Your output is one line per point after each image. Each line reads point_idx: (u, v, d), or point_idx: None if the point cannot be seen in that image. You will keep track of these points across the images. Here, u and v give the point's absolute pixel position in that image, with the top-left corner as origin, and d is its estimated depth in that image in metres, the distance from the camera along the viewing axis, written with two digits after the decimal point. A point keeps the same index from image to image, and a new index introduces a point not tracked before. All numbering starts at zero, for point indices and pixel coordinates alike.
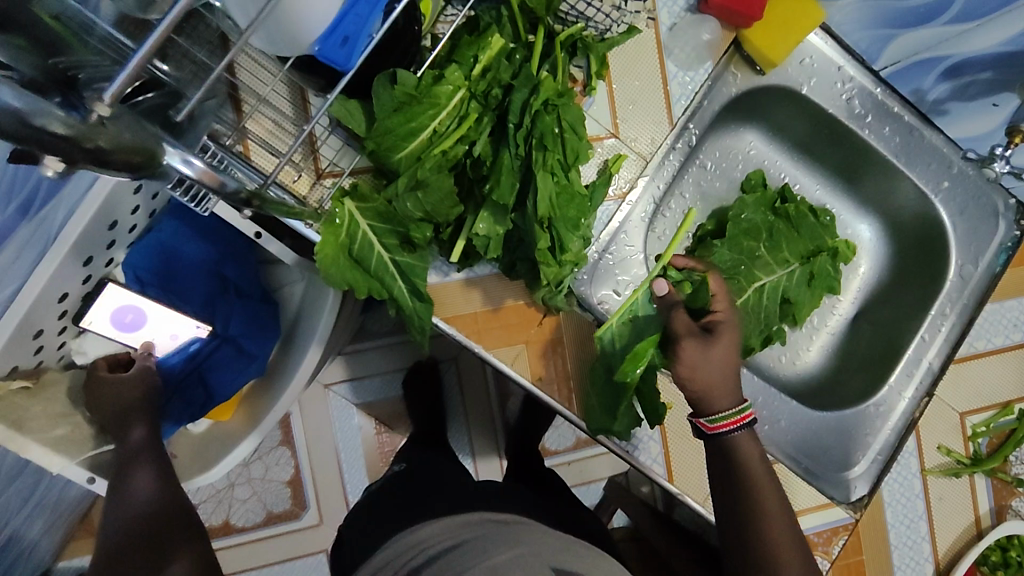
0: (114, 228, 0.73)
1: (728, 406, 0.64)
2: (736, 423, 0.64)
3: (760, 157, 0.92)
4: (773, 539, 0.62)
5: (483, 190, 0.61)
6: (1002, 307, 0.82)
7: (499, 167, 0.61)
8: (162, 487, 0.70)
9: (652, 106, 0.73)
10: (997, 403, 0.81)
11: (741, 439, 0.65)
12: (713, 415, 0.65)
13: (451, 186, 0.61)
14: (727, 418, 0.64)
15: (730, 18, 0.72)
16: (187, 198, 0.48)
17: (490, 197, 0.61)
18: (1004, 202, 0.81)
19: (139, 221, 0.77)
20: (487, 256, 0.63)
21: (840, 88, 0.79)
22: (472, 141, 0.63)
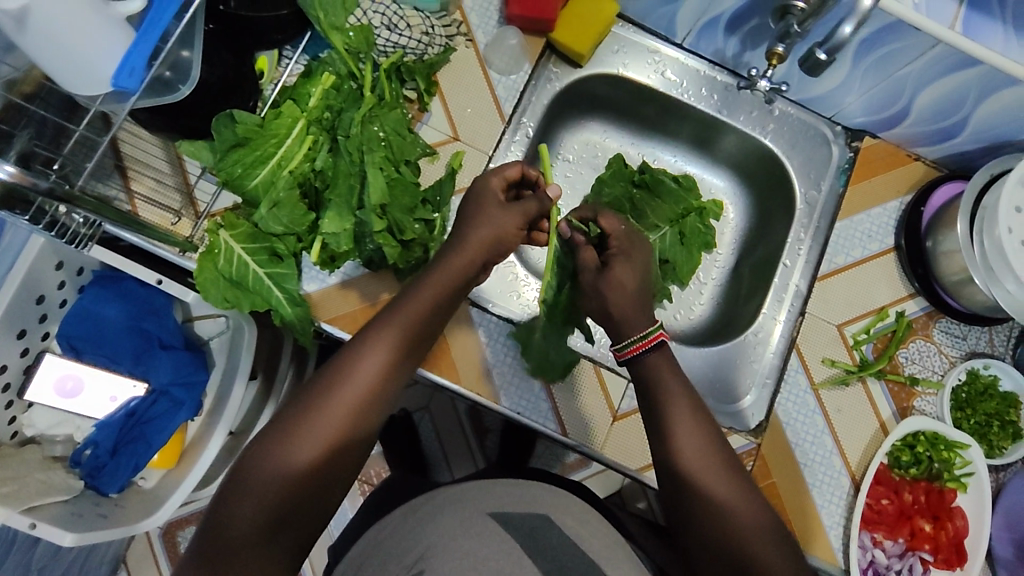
0: (41, 303, 0.85)
1: (638, 329, 0.69)
2: (645, 345, 0.69)
3: (617, 142, 1.02)
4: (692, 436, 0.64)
5: (327, 196, 0.71)
6: (853, 223, 0.87)
7: (339, 173, 0.71)
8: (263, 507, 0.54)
9: (485, 109, 0.85)
10: (873, 309, 0.85)
11: (657, 359, 0.69)
12: (625, 345, 0.70)
13: (300, 201, 0.72)
14: (635, 343, 0.69)
15: (533, 24, 0.85)
16: (66, 239, 0.67)
17: (334, 199, 0.71)
18: (830, 130, 0.91)
19: (70, 296, 0.89)
20: (342, 251, 0.71)
21: (652, 65, 0.91)
22: (315, 158, 0.74)
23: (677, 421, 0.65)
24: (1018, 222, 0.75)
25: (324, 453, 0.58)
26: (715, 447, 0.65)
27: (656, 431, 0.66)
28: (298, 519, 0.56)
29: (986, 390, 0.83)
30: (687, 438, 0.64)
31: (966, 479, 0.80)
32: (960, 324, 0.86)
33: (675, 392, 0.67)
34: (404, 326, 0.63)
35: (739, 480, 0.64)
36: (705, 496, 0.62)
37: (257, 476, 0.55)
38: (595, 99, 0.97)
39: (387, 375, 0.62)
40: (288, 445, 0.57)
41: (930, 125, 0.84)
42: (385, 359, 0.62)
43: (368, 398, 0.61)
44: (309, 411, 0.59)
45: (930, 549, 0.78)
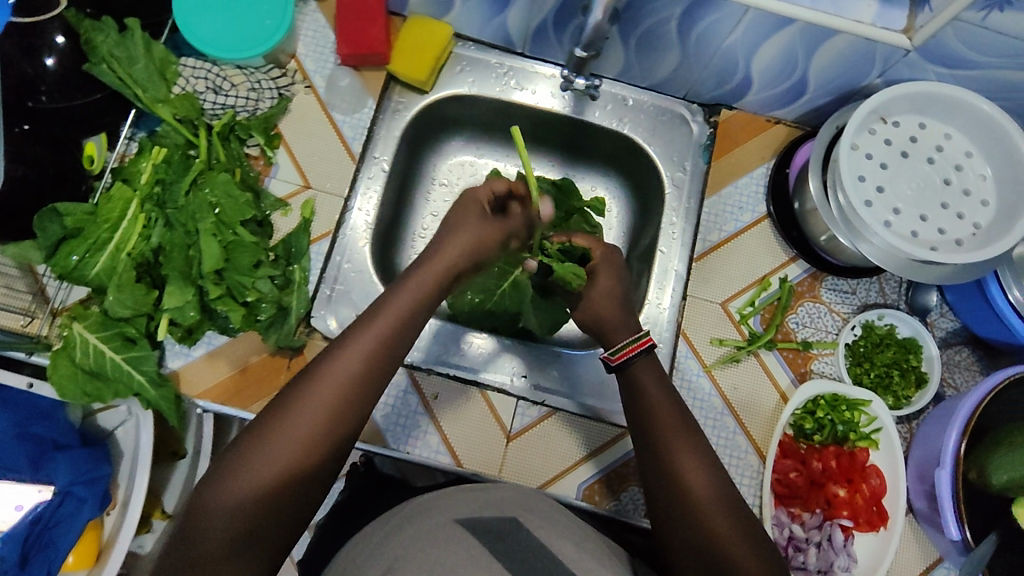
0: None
1: (625, 337, 0.73)
2: (634, 350, 0.72)
3: (492, 158, 1.01)
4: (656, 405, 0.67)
5: (164, 271, 0.70)
6: (721, 198, 0.88)
7: (172, 247, 0.70)
8: (234, 521, 0.53)
9: (332, 152, 0.84)
10: (755, 281, 0.85)
11: (639, 370, 0.71)
12: (614, 348, 0.73)
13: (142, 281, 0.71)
14: (625, 347, 0.72)
15: (367, 59, 0.86)
16: None
17: (172, 273, 0.69)
18: (687, 109, 0.91)
19: None
20: (189, 323, 0.70)
21: (496, 78, 0.91)
22: (152, 235, 0.73)
23: (660, 416, 0.66)
24: (862, 163, 0.75)
25: (302, 454, 0.57)
26: (697, 447, 0.64)
27: (645, 432, 0.66)
28: (273, 523, 0.55)
29: (883, 340, 0.82)
30: (680, 440, 0.64)
31: (876, 435, 0.78)
32: (846, 279, 0.84)
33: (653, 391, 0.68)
34: (380, 328, 0.64)
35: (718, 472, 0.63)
36: (688, 489, 0.61)
37: (232, 477, 0.55)
38: (457, 119, 0.96)
39: (367, 378, 0.61)
40: (265, 446, 0.56)
41: (775, 87, 0.84)
42: (363, 361, 0.61)
43: (344, 404, 0.60)
44: (286, 414, 0.58)
45: (848, 514, 0.75)
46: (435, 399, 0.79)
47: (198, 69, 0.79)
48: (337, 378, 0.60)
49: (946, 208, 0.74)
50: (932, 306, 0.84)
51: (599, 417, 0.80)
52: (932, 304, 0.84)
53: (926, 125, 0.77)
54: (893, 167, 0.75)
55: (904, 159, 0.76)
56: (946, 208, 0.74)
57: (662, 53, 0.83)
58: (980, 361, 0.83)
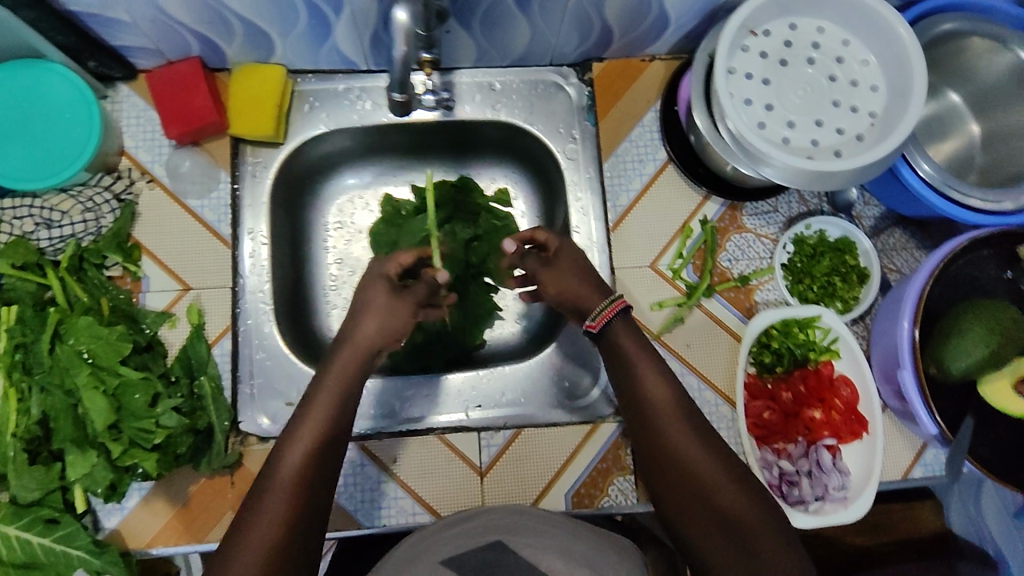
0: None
1: (600, 301, 0.66)
2: (613, 312, 0.65)
3: (378, 183, 0.92)
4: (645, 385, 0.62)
5: (59, 441, 0.63)
6: (619, 156, 0.83)
7: (58, 413, 0.64)
8: None
9: (199, 243, 0.76)
10: (676, 233, 0.81)
11: (620, 335, 0.65)
12: (594, 313, 0.66)
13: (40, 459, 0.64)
14: (604, 310, 0.66)
15: (204, 131, 0.77)
16: None
17: (69, 440, 0.63)
18: (558, 74, 0.86)
19: None
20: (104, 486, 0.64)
21: (350, 104, 0.83)
22: (31, 406, 0.65)
23: (640, 387, 0.62)
24: (743, 87, 0.71)
25: (278, 538, 0.51)
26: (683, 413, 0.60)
27: (631, 405, 0.63)
28: None
29: (817, 250, 0.79)
30: (662, 408, 0.60)
31: (835, 345, 0.76)
32: (764, 199, 0.82)
33: (643, 367, 0.63)
34: (326, 400, 0.59)
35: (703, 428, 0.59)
36: (679, 456, 0.57)
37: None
38: (327, 157, 0.87)
39: (322, 453, 0.56)
40: (242, 540, 0.51)
41: (634, 28, 0.78)
42: (318, 430, 0.57)
43: (314, 479, 0.55)
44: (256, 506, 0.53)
45: (830, 433, 0.74)
46: (394, 462, 0.74)
47: (18, 207, 0.70)
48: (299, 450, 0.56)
49: (838, 106, 0.71)
50: (855, 200, 0.82)
51: (565, 421, 0.77)
52: (854, 197, 0.82)
53: (797, 25, 0.73)
54: (776, 81, 0.72)
55: (785, 68, 0.72)
56: (838, 106, 0.71)
57: (510, 28, 0.76)
58: (913, 239, 0.82)
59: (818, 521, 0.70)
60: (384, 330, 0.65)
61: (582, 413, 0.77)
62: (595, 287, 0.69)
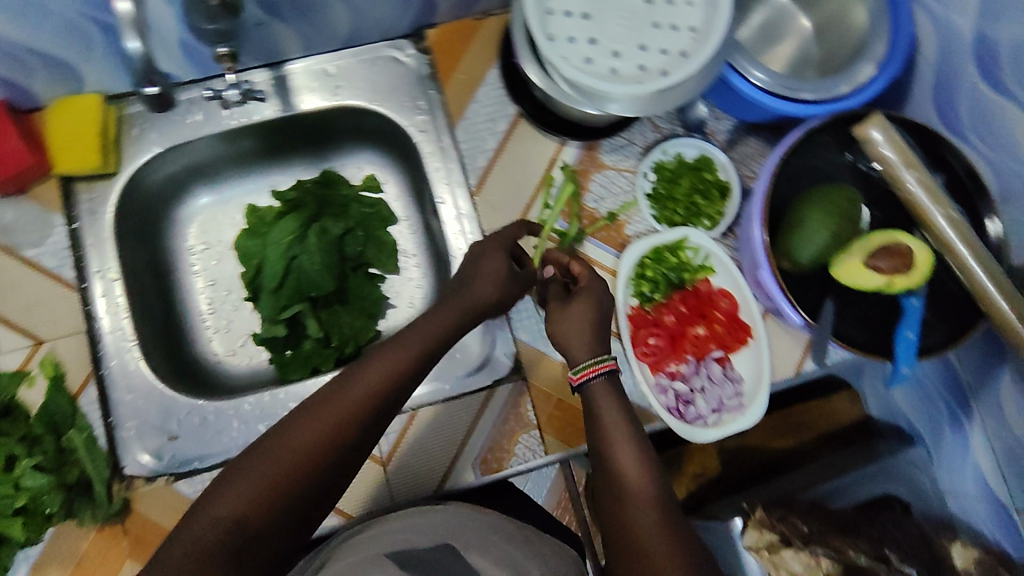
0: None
1: (585, 354, 0.64)
2: (596, 370, 0.62)
3: (238, 194, 0.88)
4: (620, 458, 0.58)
5: None
6: (469, 120, 0.82)
7: None
8: (242, 515, 0.49)
9: (43, 294, 0.73)
10: (539, 183, 0.81)
11: (596, 394, 0.62)
12: (577, 366, 0.63)
13: None
14: (587, 365, 0.63)
15: (26, 178, 0.73)
16: None
17: None
18: (393, 49, 0.83)
19: None
20: None
21: (181, 117, 0.79)
22: None
23: (614, 453, 0.58)
24: (565, 25, 0.70)
25: (310, 460, 0.51)
26: (651, 471, 0.57)
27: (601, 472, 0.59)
28: (274, 529, 0.50)
29: (675, 174, 0.80)
30: (627, 461, 0.57)
31: (708, 262, 0.77)
32: (618, 134, 0.82)
33: (615, 438, 0.59)
34: (420, 338, 0.61)
35: (666, 494, 0.55)
36: (627, 508, 0.54)
37: (223, 489, 0.50)
38: (171, 179, 0.83)
39: (394, 393, 0.57)
40: (288, 436, 0.52)
41: None
42: (400, 368, 0.58)
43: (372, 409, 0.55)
44: (296, 419, 0.53)
45: (716, 346, 0.76)
46: None
47: None
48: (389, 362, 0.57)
49: (659, 27, 0.71)
50: (705, 117, 0.83)
51: (466, 388, 0.77)
52: (704, 114, 0.82)
53: None
54: (596, 13, 0.70)
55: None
56: (658, 27, 0.71)
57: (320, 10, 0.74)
58: (768, 144, 0.83)
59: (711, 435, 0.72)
60: (475, 310, 0.66)
61: (481, 378, 0.77)
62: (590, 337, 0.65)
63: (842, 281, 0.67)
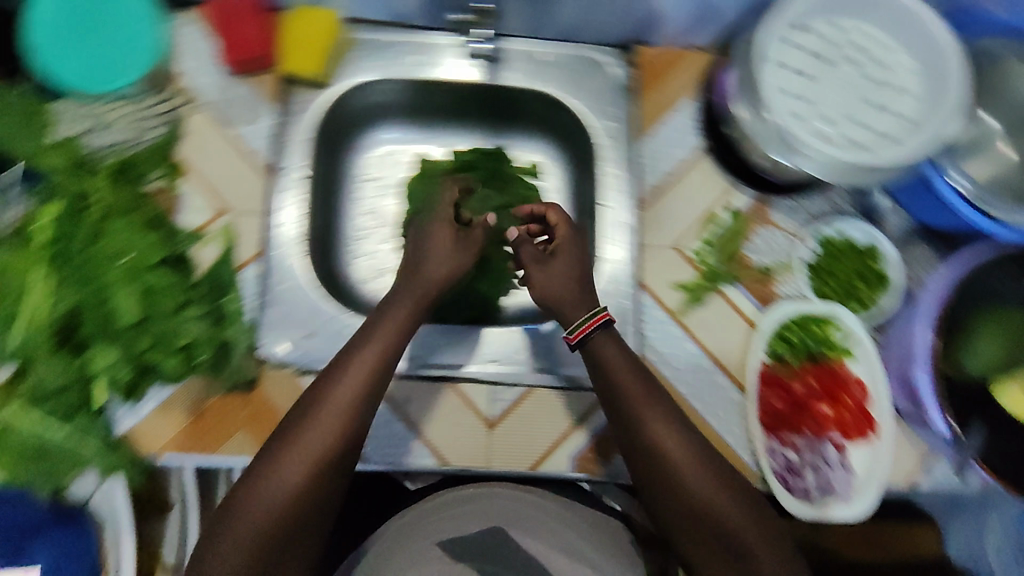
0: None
1: (581, 314, 0.65)
2: (590, 329, 0.64)
3: (412, 140, 0.93)
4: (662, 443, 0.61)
5: None
6: (656, 138, 0.84)
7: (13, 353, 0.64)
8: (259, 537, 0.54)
9: (237, 170, 0.78)
10: (702, 217, 0.82)
11: (602, 346, 0.64)
12: (570, 326, 0.65)
13: None
14: (582, 326, 0.64)
15: (256, 63, 0.79)
16: None
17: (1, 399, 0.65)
18: (601, 53, 0.86)
19: None
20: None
21: (402, 56, 0.85)
22: None
23: (656, 438, 0.61)
24: (786, 79, 0.72)
25: (304, 485, 0.55)
26: (675, 424, 0.62)
27: (639, 459, 0.61)
28: (292, 537, 0.55)
29: (841, 251, 0.80)
30: (661, 430, 0.61)
31: (850, 347, 0.76)
32: (794, 197, 0.82)
33: (652, 423, 0.62)
34: (369, 358, 0.61)
35: (708, 460, 0.61)
36: (701, 503, 0.59)
37: (222, 531, 0.54)
38: (366, 109, 0.89)
39: (360, 395, 0.59)
40: (264, 478, 0.55)
41: (685, 14, 0.80)
42: (363, 380, 0.60)
43: (353, 411, 0.58)
44: (255, 484, 0.56)
45: (836, 429, 0.74)
46: (407, 404, 0.75)
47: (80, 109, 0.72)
48: (343, 383, 0.59)
49: (870, 105, 0.73)
50: (883, 207, 0.83)
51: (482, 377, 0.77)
52: (882, 204, 0.83)
53: (839, 25, 0.75)
54: (816, 75, 0.73)
55: (826, 65, 0.73)
56: (869, 105, 0.73)
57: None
58: None
59: (811, 512, 0.71)
60: (448, 275, 0.67)
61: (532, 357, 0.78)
62: (584, 292, 0.67)
63: (1002, 407, 0.72)
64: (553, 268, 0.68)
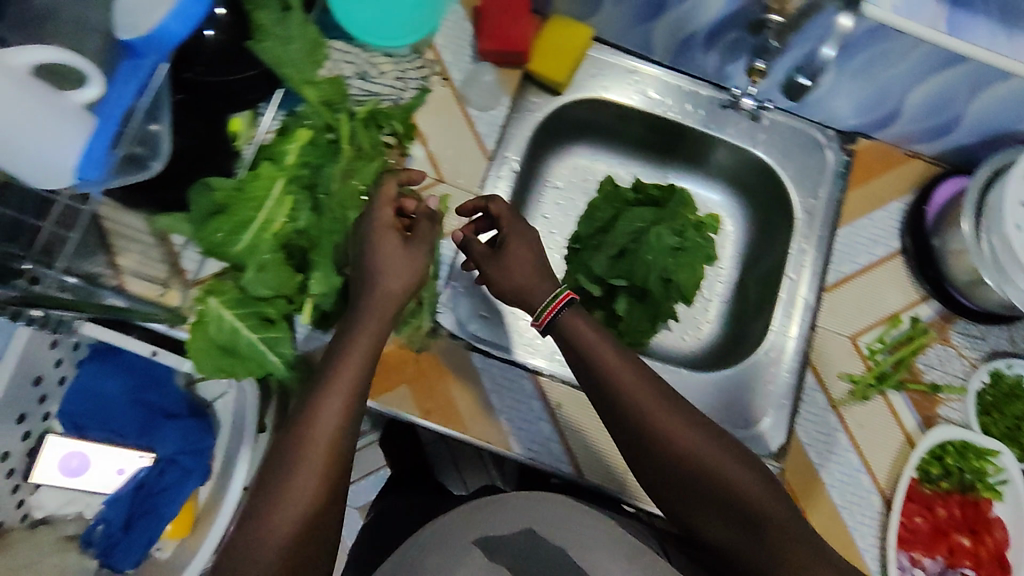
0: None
1: (544, 296, 0.69)
2: (556, 308, 0.68)
3: (606, 163, 0.98)
4: (684, 448, 0.61)
5: (221, 287, 0.71)
6: (855, 229, 0.85)
7: (253, 254, 0.70)
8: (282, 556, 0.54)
9: (463, 147, 0.83)
10: (885, 317, 0.82)
11: (570, 322, 0.68)
12: (538, 311, 0.69)
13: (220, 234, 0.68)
14: (548, 307, 0.68)
15: (507, 57, 0.82)
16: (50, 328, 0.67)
17: (229, 290, 0.71)
18: (822, 134, 0.88)
19: (55, 407, 0.88)
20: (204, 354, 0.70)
21: (635, 86, 0.88)
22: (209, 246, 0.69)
23: (679, 446, 0.61)
24: None
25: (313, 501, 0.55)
26: (670, 408, 0.63)
27: (665, 473, 0.62)
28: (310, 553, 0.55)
29: (1014, 392, 0.80)
30: (674, 430, 0.62)
31: (1001, 487, 0.76)
32: (978, 324, 0.82)
33: (669, 423, 0.62)
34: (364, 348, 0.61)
35: (726, 444, 0.62)
36: (739, 495, 0.60)
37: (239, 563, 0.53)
38: (579, 125, 0.94)
39: (348, 395, 0.59)
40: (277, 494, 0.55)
41: (926, 121, 0.80)
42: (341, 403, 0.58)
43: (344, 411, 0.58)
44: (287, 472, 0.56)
45: (971, 565, 0.75)
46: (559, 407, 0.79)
47: (347, 53, 0.76)
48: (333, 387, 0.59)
49: None
50: None
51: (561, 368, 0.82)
52: None
53: None
54: None
55: None
56: None
57: (780, 59, 0.77)
58: None
59: None
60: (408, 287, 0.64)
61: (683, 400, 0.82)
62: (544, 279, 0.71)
63: None
64: (506, 261, 0.72)
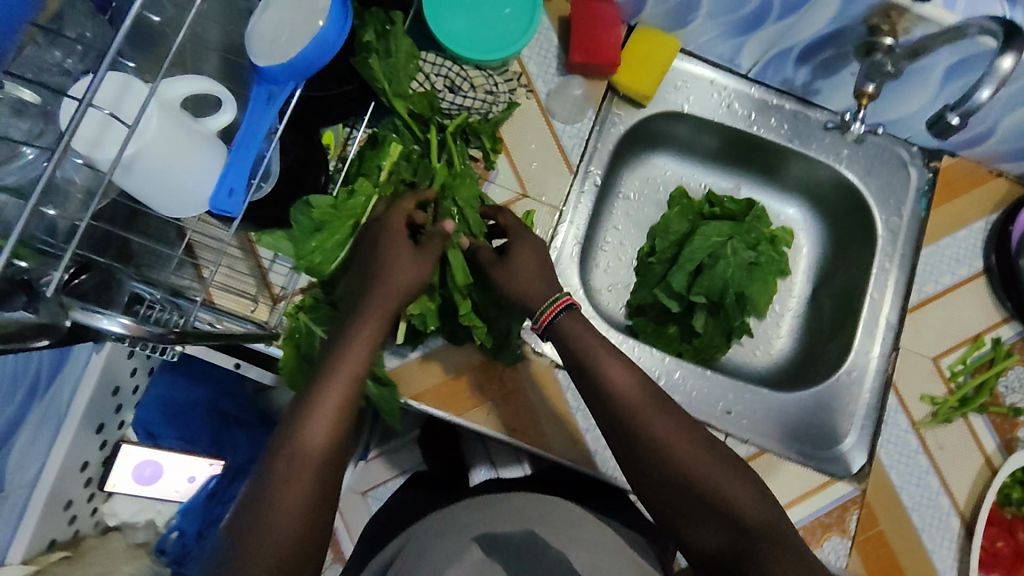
0: (74, 521, 0.83)
1: (545, 299, 0.65)
2: (555, 311, 0.65)
3: (678, 174, 0.97)
4: (678, 460, 0.57)
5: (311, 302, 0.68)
6: (939, 249, 0.84)
7: (348, 269, 0.67)
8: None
9: (550, 161, 0.81)
10: (968, 338, 0.82)
11: (570, 324, 0.64)
12: (537, 314, 0.66)
13: (323, 244, 0.65)
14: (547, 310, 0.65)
15: (596, 70, 0.80)
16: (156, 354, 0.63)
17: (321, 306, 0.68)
18: (906, 151, 0.87)
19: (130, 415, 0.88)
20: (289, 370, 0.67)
21: (718, 99, 0.87)
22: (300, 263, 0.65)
23: (673, 457, 0.57)
24: None
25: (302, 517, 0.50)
26: (662, 409, 0.59)
27: (658, 488, 0.58)
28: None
29: None
30: (659, 425, 0.58)
31: None
32: None
33: (660, 433, 0.58)
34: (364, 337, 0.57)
35: (725, 458, 0.58)
36: (735, 510, 0.55)
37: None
38: (656, 136, 0.93)
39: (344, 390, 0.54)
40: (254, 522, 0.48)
41: (1018, 143, 0.79)
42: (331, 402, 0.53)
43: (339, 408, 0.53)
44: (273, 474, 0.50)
45: None
46: None
47: (438, 66, 0.74)
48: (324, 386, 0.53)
49: None
50: None
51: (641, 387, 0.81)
52: None
53: None
54: None
55: None
56: None
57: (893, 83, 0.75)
58: None
59: None
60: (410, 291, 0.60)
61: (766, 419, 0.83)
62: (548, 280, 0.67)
63: None
64: (511, 265, 0.66)
